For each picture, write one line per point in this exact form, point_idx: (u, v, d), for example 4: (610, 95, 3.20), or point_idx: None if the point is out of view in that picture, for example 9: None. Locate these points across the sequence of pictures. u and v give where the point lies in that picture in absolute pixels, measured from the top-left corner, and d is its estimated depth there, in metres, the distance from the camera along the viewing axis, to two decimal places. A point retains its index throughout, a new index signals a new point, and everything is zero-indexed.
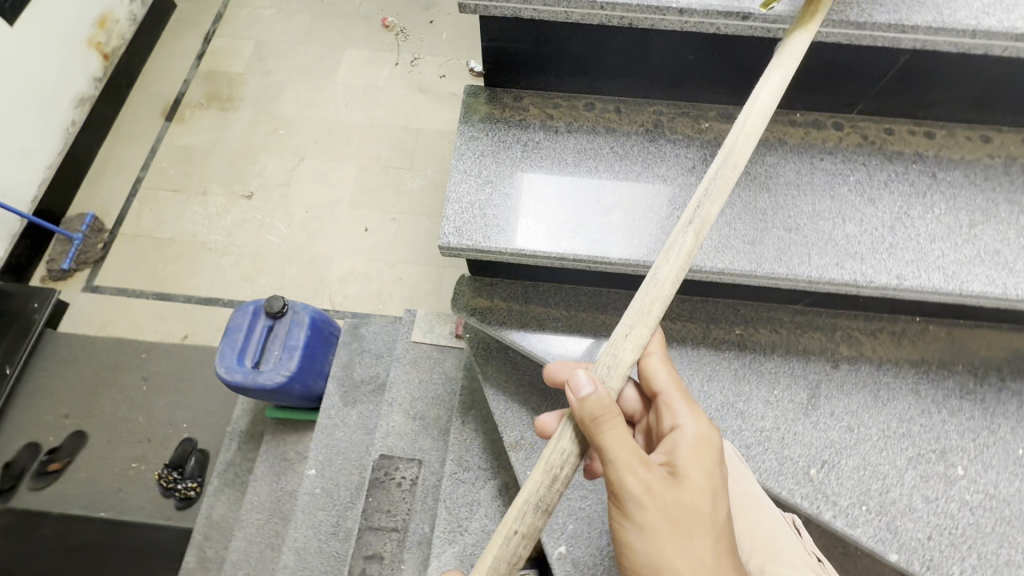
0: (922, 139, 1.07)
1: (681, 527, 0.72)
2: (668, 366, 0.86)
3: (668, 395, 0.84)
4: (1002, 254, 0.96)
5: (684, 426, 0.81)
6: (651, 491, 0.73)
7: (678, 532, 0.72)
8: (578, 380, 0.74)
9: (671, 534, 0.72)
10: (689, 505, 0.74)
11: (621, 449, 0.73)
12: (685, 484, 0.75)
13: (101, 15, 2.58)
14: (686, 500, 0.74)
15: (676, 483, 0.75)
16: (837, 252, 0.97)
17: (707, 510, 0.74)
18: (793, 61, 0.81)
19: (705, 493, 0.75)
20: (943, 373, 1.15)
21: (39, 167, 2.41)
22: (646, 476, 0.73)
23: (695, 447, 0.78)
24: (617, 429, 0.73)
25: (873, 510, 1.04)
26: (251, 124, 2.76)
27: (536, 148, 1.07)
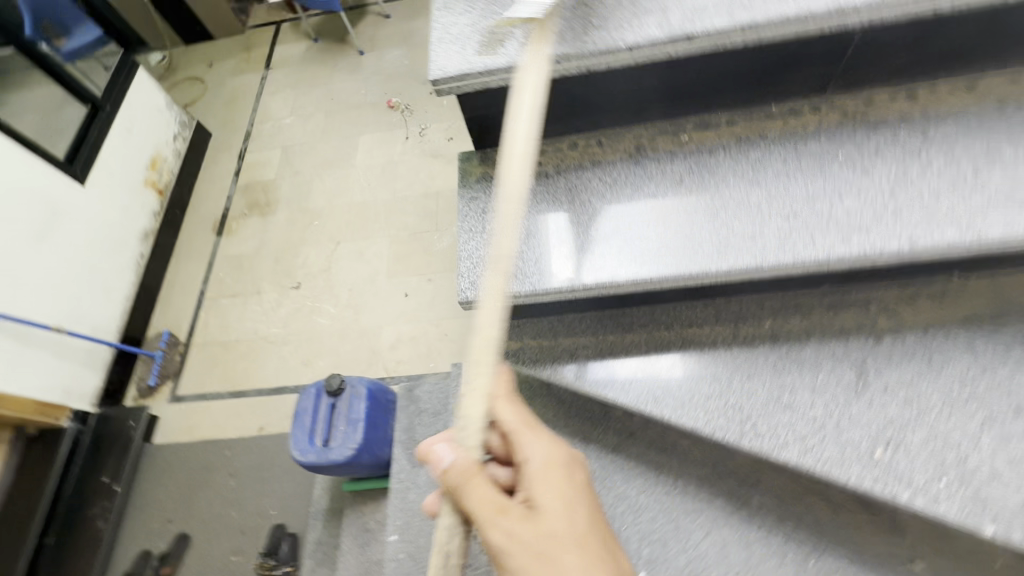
0: (904, 102, 1.08)
1: (550, 552, 0.81)
2: (511, 402, 0.95)
3: (516, 432, 0.93)
4: (1018, 195, 0.93)
5: (533, 456, 0.90)
6: (515, 534, 0.82)
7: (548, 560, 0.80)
8: (438, 454, 0.86)
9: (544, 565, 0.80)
10: (552, 529, 0.83)
11: (484, 503, 0.83)
12: (543, 511, 0.84)
13: (151, 159, 3.01)
14: (547, 525, 0.83)
15: (537, 515, 0.84)
16: (840, 229, 0.97)
17: (566, 526, 0.83)
18: (533, 85, 0.91)
19: (562, 514, 0.85)
20: (996, 326, 1.10)
21: (119, 298, 2.76)
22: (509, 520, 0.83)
23: (544, 472, 0.88)
24: (479, 485, 0.84)
25: (955, 482, 0.98)
26: (289, 222, 3.04)
27: (531, 195, 1.15)
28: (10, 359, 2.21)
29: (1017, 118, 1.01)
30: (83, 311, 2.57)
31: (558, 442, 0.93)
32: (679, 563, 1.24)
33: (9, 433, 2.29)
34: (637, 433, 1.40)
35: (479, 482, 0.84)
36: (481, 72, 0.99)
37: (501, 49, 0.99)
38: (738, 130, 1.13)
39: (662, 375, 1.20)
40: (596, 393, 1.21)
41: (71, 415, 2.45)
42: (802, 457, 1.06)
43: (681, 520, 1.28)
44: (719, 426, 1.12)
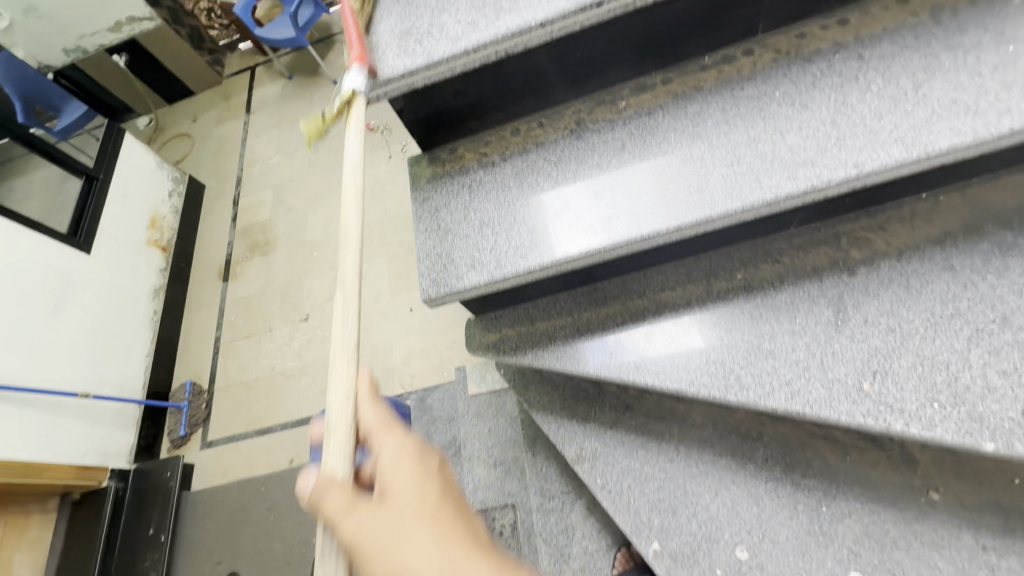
0: (837, 29, 1.06)
1: (405, 544, 0.72)
2: (373, 403, 0.88)
3: (377, 431, 0.84)
4: (962, 102, 0.90)
5: (391, 451, 0.81)
6: (366, 535, 0.73)
7: (405, 548, 0.72)
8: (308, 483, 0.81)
9: (398, 558, 0.71)
10: (406, 515, 0.74)
11: (339, 508, 0.75)
12: (398, 501, 0.75)
13: (149, 219, 3.12)
14: (403, 514, 0.74)
15: (393, 509, 0.75)
16: (786, 166, 0.96)
17: (427, 513, 0.75)
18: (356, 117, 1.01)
19: (419, 496, 0.76)
20: (973, 239, 1.06)
21: (140, 357, 2.85)
22: (362, 520, 0.74)
23: (396, 465, 0.79)
24: (333, 494, 0.76)
25: (948, 404, 0.95)
26: (289, 258, 3.10)
27: (480, 186, 1.16)
28: (44, 431, 2.30)
29: (954, 24, 0.98)
30: (107, 374, 2.66)
31: (418, 433, 0.85)
32: (691, 529, 1.22)
33: (56, 500, 2.43)
34: (633, 406, 1.40)
35: (335, 495, 0.76)
36: (403, 74, 1.00)
37: (419, 48, 1.01)
38: (673, 87, 1.12)
39: (681, 347, 1.16)
40: (609, 374, 1.18)
41: (111, 474, 2.54)
42: (790, 402, 1.04)
43: (691, 484, 1.27)
44: (702, 384, 1.11)
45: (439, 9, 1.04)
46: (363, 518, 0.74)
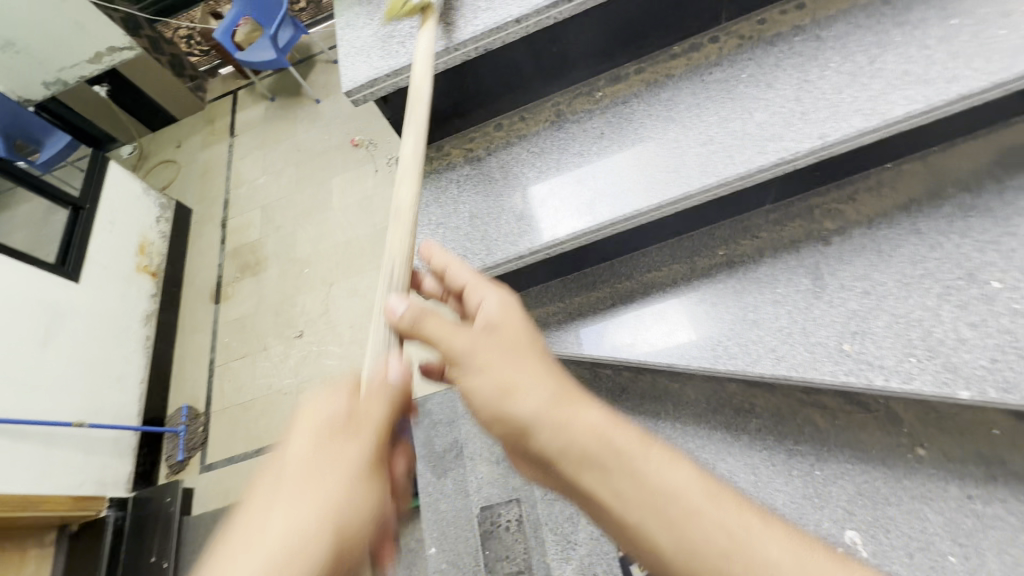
0: (795, 13, 1.13)
1: (516, 367, 0.73)
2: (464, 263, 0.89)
3: (471, 284, 0.86)
4: (912, 72, 0.97)
5: (490, 296, 0.82)
6: (472, 353, 0.75)
7: (506, 368, 0.73)
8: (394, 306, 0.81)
9: (500, 377, 0.73)
10: (510, 342, 0.76)
11: (445, 329, 0.76)
12: (501, 332, 0.77)
13: (138, 246, 3.13)
14: (507, 343, 0.75)
15: (503, 338, 0.76)
16: (755, 142, 1.01)
17: (533, 344, 0.77)
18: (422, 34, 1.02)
19: (522, 332, 0.78)
20: (936, 203, 1.12)
21: (133, 384, 2.83)
22: (467, 340, 0.75)
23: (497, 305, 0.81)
24: (437, 318, 0.78)
25: (923, 357, 1.00)
26: (281, 275, 3.12)
27: (468, 180, 1.21)
28: (37, 465, 2.27)
29: (901, 2, 1.05)
30: (101, 403, 2.65)
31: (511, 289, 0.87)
32: None
33: (52, 534, 2.38)
34: (629, 387, 1.43)
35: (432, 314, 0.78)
36: (387, 74, 1.04)
37: (402, 49, 1.06)
38: (646, 76, 1.18)
39: (676, 323, 1.20)
40: (602, 358, 1.22)
41: (109, 503, 2.53)
42: (776, 367, 1.08)
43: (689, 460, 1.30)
44: (692, 356, 1.15)
45: (419, 12, 1.09)
46: (467, 336, 0.76)
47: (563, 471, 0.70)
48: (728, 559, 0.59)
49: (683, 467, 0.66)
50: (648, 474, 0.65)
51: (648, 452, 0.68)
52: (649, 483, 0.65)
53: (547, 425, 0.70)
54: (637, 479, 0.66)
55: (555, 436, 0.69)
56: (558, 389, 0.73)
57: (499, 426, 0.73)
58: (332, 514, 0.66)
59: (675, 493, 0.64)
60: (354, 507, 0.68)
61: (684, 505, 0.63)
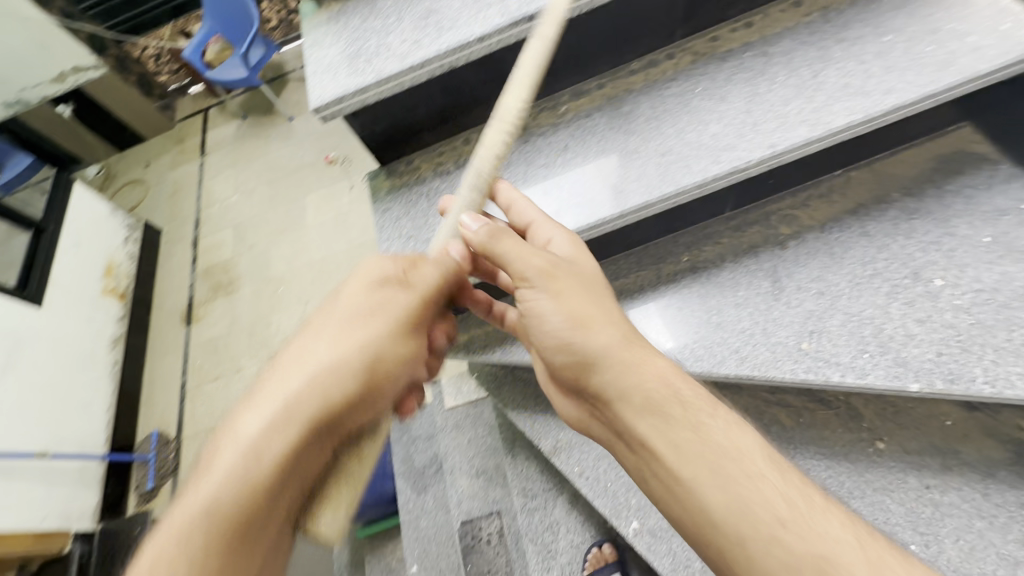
0: (744, 31, 1.19)
1: (592, 308, 0.90)
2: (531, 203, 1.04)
3: (538, 222, 1.02)
4: (852, 84, 1.04)
5: (557, 236, 0.99)
6: (547, 278, 0.90)
7: (583, 306, 0.89)
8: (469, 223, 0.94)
9: (569, 306, 0.89)
10: (586, 286, 0.92)
11: (519, 250, 0.89)
12: (573, 271, 0.92)
13: (105, 267, 3.03)
14: (577, 281, 0.92)
15: (583, 283, 0.92)
16: (710, 152, 1.06)
17: (607, 295, 0.93)
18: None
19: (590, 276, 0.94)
20: (882, 207, 1.19)
21: (100, 411, 2.74)
22: (542, 262, 0.90)
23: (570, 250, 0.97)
24: (511, 239, 0.91)
25: (876, 352, 1.05)
26: (254, 294, 3.07)
27: (438, 193, 1.23)
28: None
29: (840, 21, 1.12)
30: (66, 432, 2.54)
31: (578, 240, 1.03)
32: None
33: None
34: None
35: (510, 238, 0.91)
36: (354, 91, 1.06)
37: (369, 66, 1.07)
38: (608, 90, 1.23)
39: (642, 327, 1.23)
40: None
41: (74, 536, 2.41)
42: (740, 367, 1.12)
43: None
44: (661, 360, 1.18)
45: (386, 31, 1.12)
46: (543, 261, 0.91)
47: (613, 399, 0.85)
48: (762, 511, 0.72)
49: (748, 437, 0.80)
50: (711, 433, 0.79)
51: (716, 413, 0.82)
52: (709, 441, 0.78)
53: (618, 363, 0.85)
54: (694, 428, 0.80)
55: (624, 371, 0.85)
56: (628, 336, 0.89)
57: (562, 346, 0.88)
58: (363, 353, 0.91)
59: (729, 452, 0.77)
60: (382, 353, 0.92)
61: (746, 463, 0.77)
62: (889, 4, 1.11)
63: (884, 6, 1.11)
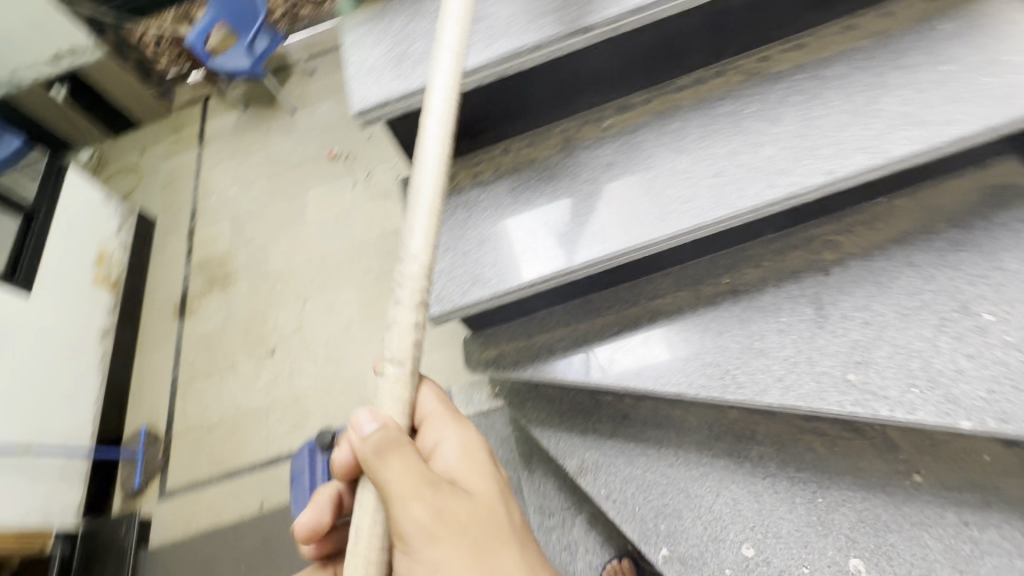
0: (797, 51, 1.16)
1: (491, 548, 0.78)
2: (427, 390, 0.97)
3: (433, 416, 0.94)
4: (911, 113, 1.01)
5: (448, 438, 0.91)
6: (435, 524, 0.76)
7: (471, 563, 0.75)
8: (361, 424, 0.80)
9: (454, 565, 0.75)
10: (479, 512, 0.81)
11: (406, 480, 0.76)
12: (464, 506, 0.80)
13: (96, 256, 2.92)
14: (469, 521, 0.79)
15: (475, 505, 0.81)
16: (766, 175, 1.03)
17: (501, 513, 0.83)
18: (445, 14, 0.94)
19: (486, 507, 0.83)
20: (930, 237, 1.17)
21: (87, 404, 2.62)
22: (429, 505, 0.77)
23: (463, 454, 0.90)
24: (399, 459, 0.77)
25: (926, 388, 1.03)
26: (251, 290, 2.95)
27: (476, 204, 1.19)
28: None
29: (897, 47, 1.10)
30: (52, 424, 2.43)
31: (472, 428, 0.95)
32: (698, 531, 1.25)
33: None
34: (630, 414, 1.43)
35: (400, 456, 0.77)
36: (402, 95, 1.02)
37: (416, 71, 1.04)
38: (653, 106, 1.19)
39: (679, 347, 1.21)
40: (601, 383, 1.21)
41: (57, 536, 2.33)
42: (784, 397, 1.09)
43: (692, 488, 1.30)
44: (701, 385, 1.15)
45: (434, 34, 1.09)
46: (432, 500, 0.77)
47: None
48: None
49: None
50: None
51: None
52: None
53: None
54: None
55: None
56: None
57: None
58: None
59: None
60: None
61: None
62: (947, 31, 1.08)
63: (944, 33, 1.08)
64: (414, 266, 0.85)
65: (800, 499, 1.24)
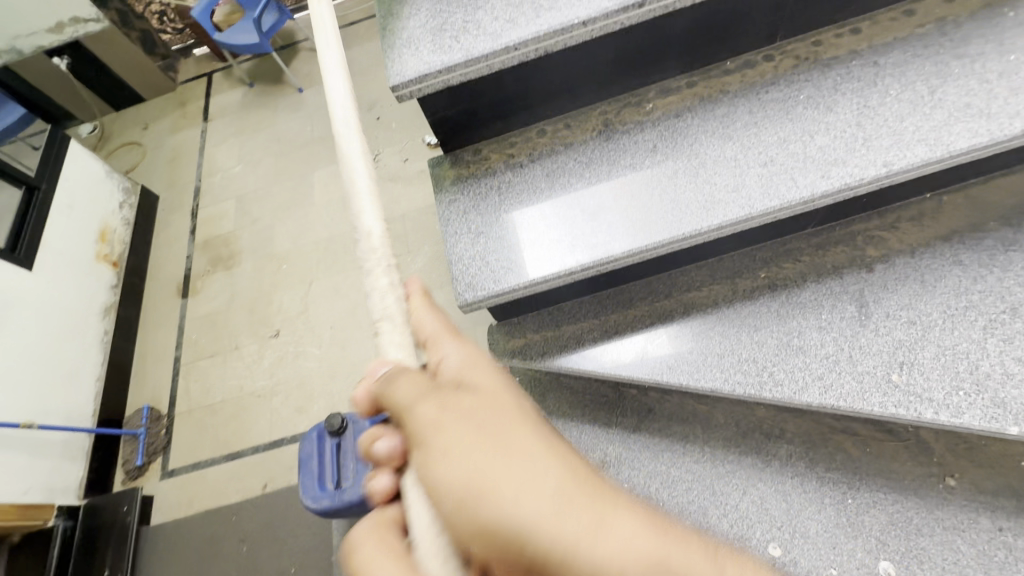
0: (851, 37, 1.11)
1: (516, 453, 0.70)
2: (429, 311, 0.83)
3: (436, 336, 0.81)
4: (974, 105, 0.96)
5: (452, 354, 0.80)
6: (444, 423, 0.70)
7: (495, 459, 0.68)
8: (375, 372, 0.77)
9: (478, 464, 0.68)
10: (497, 416, 0.73)
11: (418, 397, 0.71)
12: (474, 403, 0.73)
13: (98, 233, 2.86)
14: (483, 417, 0.72)
15: (492, 411, 0.73)
16: (818, 165, 0.99)
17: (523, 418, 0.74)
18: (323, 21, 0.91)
19: (505, 412, 0.74)
20: (978, 236, 1.13)
21: (89, 381, 2.58)
22: (437, 405, 0.71)
23: (471, 365, 0.79)
24: (411, 378, 0.72)
25: (972, 391, 0.99)
26: (256, 270, 2.90)
27: (510, 188, 1.15)
28: None
29: (958, 34, 1.05)
30: (52, 403, 2.39)
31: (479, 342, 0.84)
32: (724, 528, 1.22)
33: None
34: (655, 408, 1.40)
35: (409, 377, 0.72)
36: (440, 70, 0.98)
37: (456, 44, 0.99)
38: (698, 91, 1.15)
39: (712, 341, 1.18)
40: (629, 376, 1.18)
41: (58, 511, 2.29)
42: (824, 397, 1.05)
43: (716, 484, 1.27)
44: (737, 382, 1.11)
45: (474, 6, 1.03)
46: (446, 412, 0.71)
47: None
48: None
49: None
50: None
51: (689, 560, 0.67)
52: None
53: (538, 528, 0.65)
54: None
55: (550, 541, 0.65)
56: (557, 475, 0.69)
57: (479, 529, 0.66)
58: None
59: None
60: None
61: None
62: (1011, 20, 1.04)
63: (1006, 22, 1.04)
64: (376, 237, 0.78)
65: (830, 499, 1.21)
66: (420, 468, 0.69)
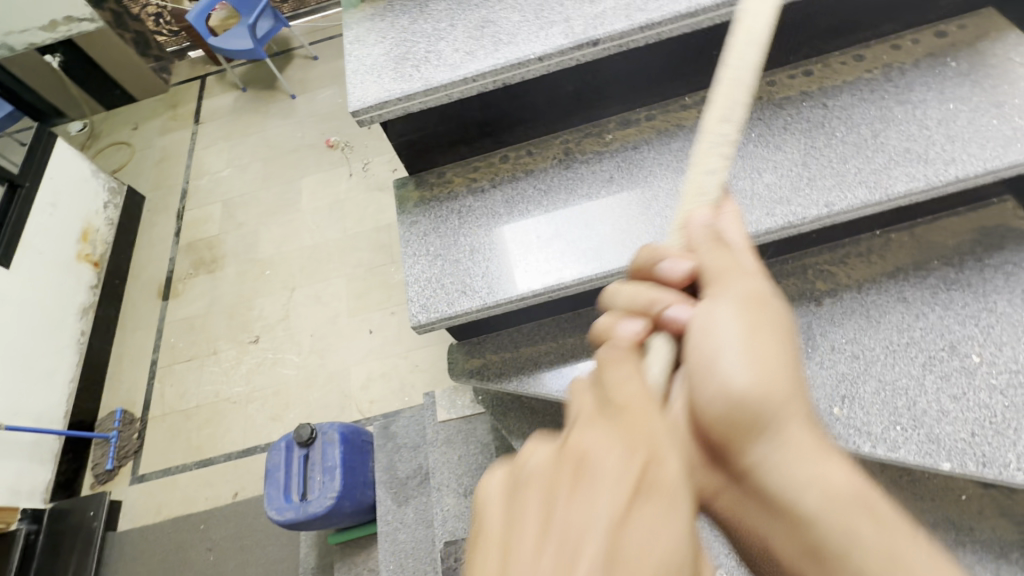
0: (803, 78, 1.16)
1: (782, 375, 0.59)
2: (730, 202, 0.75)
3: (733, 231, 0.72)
4: (913, 150, 1.00)
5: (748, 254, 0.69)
6: (760, 326, 0.61)
7: (776, 349, 0.61)
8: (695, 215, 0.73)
9: (766, 365, 0.60)
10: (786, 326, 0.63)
11: (726, 265, 0.66)
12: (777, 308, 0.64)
13: (80, 232, 2.83)
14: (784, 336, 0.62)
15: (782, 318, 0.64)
16: (764, 203, 1.02)
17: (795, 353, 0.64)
18: None
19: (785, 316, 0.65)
20: (922, 274, 1.17)
21: (62, 383, 2.54)
22: (750, 311, 0.62)
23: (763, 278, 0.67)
24: (722, 251, 0.67)
25: (908, 426, 1.02)
26: (238, 275, 2.89)
27: (469, 212, 1.17)
28: None
29: (903, 81, 1.09)
30: (23, 403, 2.36)
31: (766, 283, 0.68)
32: None
33: None
34: None
35: (723, 252, 0.67)
36: (400, 97, 1.00)
37: (417, 73, 1.02)
38: (657, 124, 1.18)
39: None
40: None
41: (20, 515, 2.22)
42: None
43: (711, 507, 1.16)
44: None
45: (437, 37, 1.07)
46: (752, 280, 0.65)
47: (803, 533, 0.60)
48: None
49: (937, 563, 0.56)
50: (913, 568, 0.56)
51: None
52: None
53: (798, 437, 0.59)
54: (882, 560, 0.57)
55: (801, 463, 0.58)
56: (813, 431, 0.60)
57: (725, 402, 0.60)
58: None
59: None
60: None
61: None
62: (952, 70, 1.08)
63: (948, 72, 1.08)
64: None
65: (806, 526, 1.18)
66: (701, 317, 0.63)
